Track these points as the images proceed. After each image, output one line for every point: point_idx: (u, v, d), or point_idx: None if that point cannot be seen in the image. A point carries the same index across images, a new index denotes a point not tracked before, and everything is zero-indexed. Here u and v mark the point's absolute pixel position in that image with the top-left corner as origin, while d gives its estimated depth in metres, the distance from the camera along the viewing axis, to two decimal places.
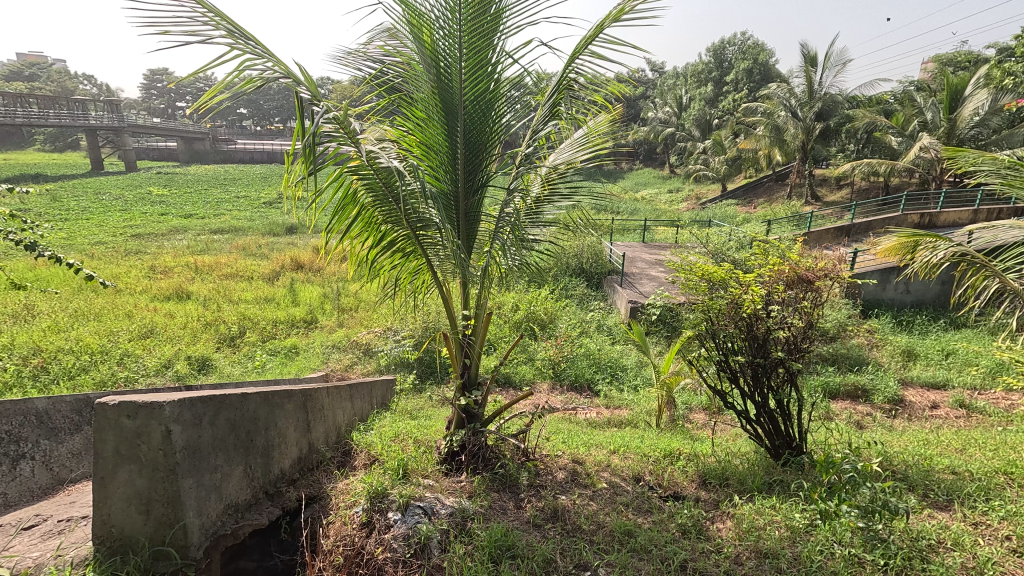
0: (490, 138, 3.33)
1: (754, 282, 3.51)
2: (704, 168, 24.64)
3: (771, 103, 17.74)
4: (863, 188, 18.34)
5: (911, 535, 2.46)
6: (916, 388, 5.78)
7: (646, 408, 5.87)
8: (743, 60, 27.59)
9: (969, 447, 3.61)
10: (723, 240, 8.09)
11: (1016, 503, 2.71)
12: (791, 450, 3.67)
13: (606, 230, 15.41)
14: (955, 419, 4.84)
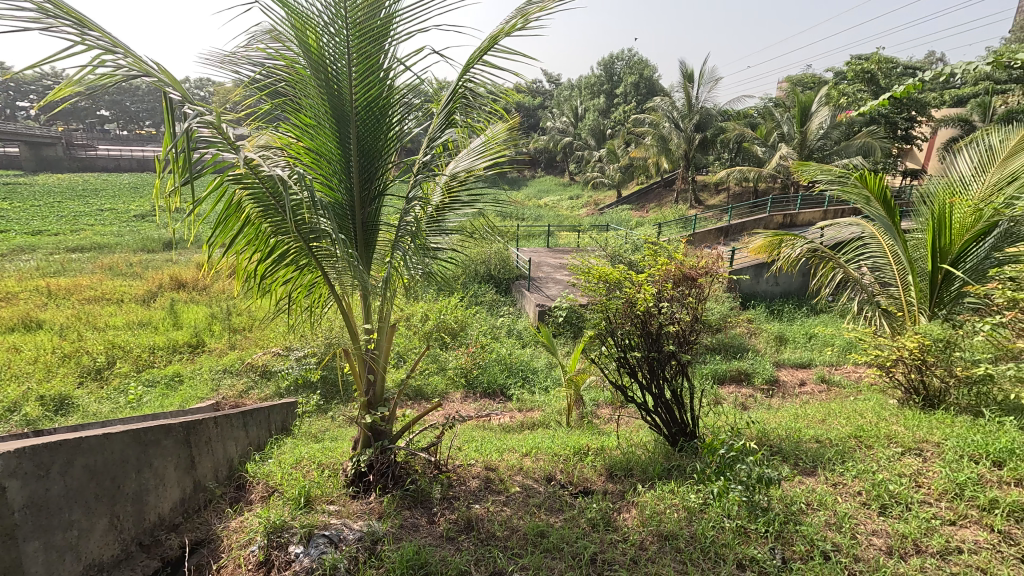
0: (386, 145, 3.25)
1: (645, 282, 3.79)
2: (601, 175, 26.04)
3: (656, 116, 19.20)
4: (737, 192, 20.45)
5: (786, 501, 2.75)
6: (787, 369, 6.52)
7: (557, 408, 6.04)
8: (631, 75, 29.64)
9: (829, 417, 4.13)
10: (620, 243, 8.58)
11: (866, 462, 3.14)
12: (686, 436, 3.97)
13: (513, 236, 15.71)
14: (818, 393, 5.53)
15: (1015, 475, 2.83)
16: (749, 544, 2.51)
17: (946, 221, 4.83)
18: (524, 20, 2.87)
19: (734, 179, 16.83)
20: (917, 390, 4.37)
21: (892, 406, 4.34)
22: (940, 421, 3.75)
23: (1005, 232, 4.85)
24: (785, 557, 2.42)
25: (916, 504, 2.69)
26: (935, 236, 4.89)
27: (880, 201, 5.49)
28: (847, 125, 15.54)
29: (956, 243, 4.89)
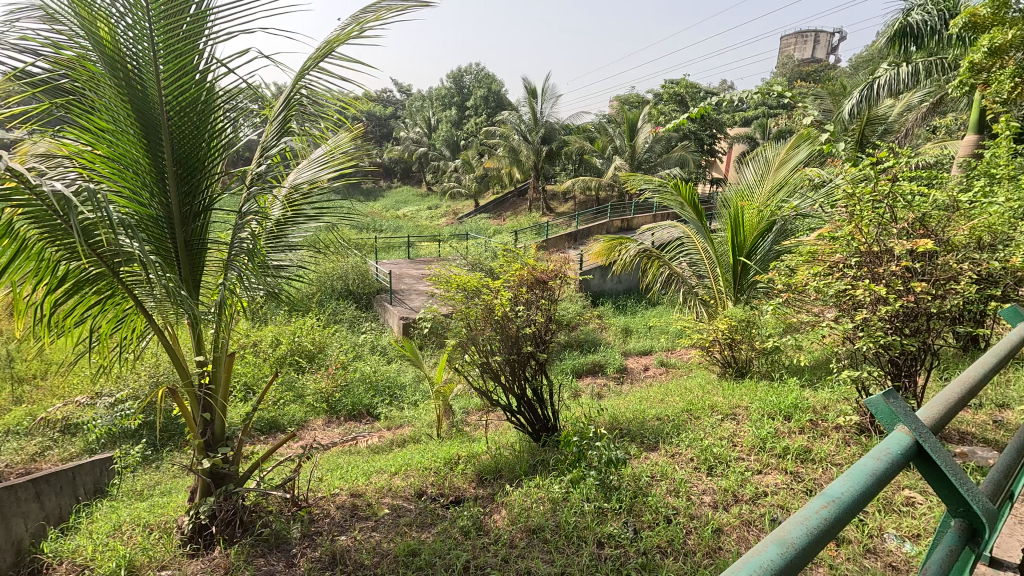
0: (210, 155, 2.92)
1: (502, 287, 4.00)
2: (458, 186, 26.41)
3: (506, 128, 20.07)
4: (583, 200, 22.28)
5: (635, 477, 3.05)
6: (633, 356, 7.26)
7: (427, 421, 5.95)
8: (479, 88, 30.63)
9: (667, 396, 4.69)
10: (479, 251, 8.77)
11: (696, 431, 3.62)
12: (547, 431, 4.20)
13: (372, 248, 15.14)
14: (659, 375, 6.23)
15: (800, 425, 3.50)
16: (606, 522, 2.74)
17: (740, 220, 5.82)
18: (361, 29, 2.79)
19: (579, 187, 18.32)
20: (730, 364, 5.17)
21: (714, 380, 5.07)
22: (748, 388, 4.48)
23: (781, 230, 6.00)
24: (637, 528, 2.68)
25: (733, 460, 3.18)
26: (734, 233, 5.87)
27: (691, 206, 6.47)
28: (666, 140, 17.88)
29: (748, 239, 5.91)
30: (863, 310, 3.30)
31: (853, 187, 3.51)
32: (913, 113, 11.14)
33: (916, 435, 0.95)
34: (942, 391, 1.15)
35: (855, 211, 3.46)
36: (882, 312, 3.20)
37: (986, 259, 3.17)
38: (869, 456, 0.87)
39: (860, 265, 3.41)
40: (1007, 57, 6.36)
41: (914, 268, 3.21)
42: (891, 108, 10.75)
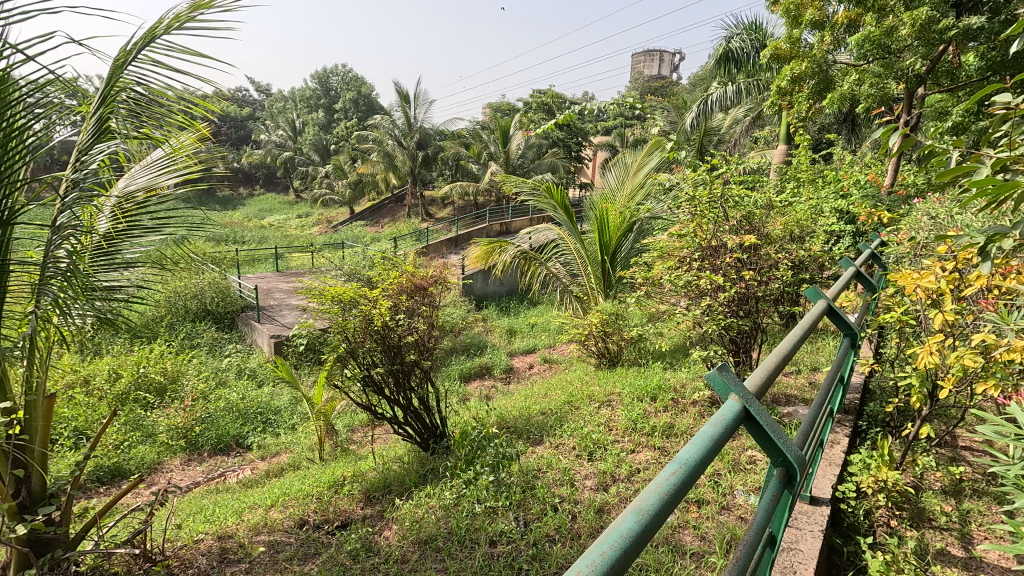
0: (8, 159, 2.37)
1: (380, 296, 3.83)
2: (329, 193, 25.05)
3: (378, 132, 19.48)
4: (462, 205, 22.44)
5: (523, 472, 3.14)
6: (518, 355, 7.47)
7: (307, 445, 5.53)
8: (348, 91, 29.43)
9: (550, 391, 4.90)
10: (356, 259, 8.39)
11: (577, 421, 3.84)
12: (436, 438, 4.17)
13: (233, 262, 13.70)
14: (544, 372, 6.44)
15: (663, 404, 3.88)
16: (497, 520, 2.78)
17: (605, 221, 6.31)
18: (198, 15, 2.54)
19: (458, 192, 18.44)
20: (604, 354, 5.57)
21: (591, 371, 5.41)
22: (620, 375, 4.86)
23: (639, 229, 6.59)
24: (526, 521, 2.77)
25: (609, 443, 3.43)
26: (600, 234, 6.36)
27: (562, 208, 6.92)
28: (537, 147, 18.73)
29: (614, 239, 6.42)
30: (707, 297, 3.77)
31: (694, 190, 3.99)
32: (739, 126, 13.00)
33: (743, 402, 1.10)
34: (762, 362, 1.36)
35: (697, 210, 3.94)
36: (722, 298, 3.68)
37: (795, 249, 3.79)
38: (709, 424, 0.99)
39: (703, 257, 3.89)
40: (802, 82, 7.72)
41: (744, 259, 3.74)
42: (722, 121, 12.48)
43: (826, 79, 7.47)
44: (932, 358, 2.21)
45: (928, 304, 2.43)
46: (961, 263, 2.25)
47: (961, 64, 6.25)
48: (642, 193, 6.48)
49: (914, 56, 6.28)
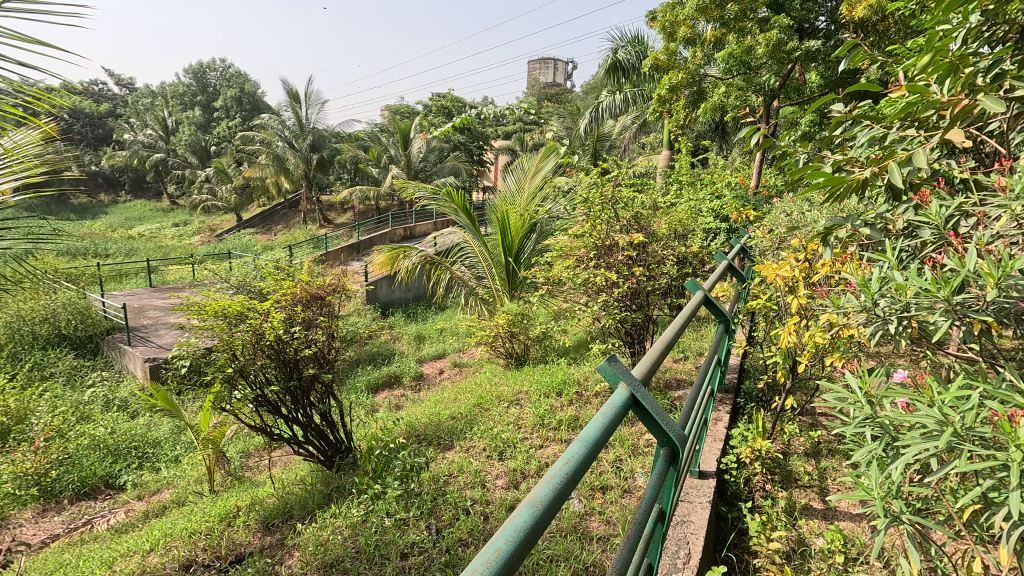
0: None
1: (272, 308, 3.59)
2: (212, 198, 22.89)
3: (266, 133, 18.17)
4: (363, 210, 21.66)
5: (434, 480, 3.10)
6: (428, 361, 7.33)
7: (194, 477, 5.00)
8: (229, 88, 27.15)
9: (459, 394, 4.88)
10: (245, 270, 7.75)
11: (487, 422, 3.87)
12: (341, 454, 3.99)
13: (94, 278, 11.98)
14: (454, 377, 6.37)
15: (569, 398, 4.04)
16: (409, 531, 2.72)
17: (507, 224, 6.42)
18: None
19: (357, 196, 17.74)
20: (511, 354, 5.67)
21: (500, 371, 5.46)
22: (527, 374, 4.97)
23: (540, 231, 6.82)
24: (438, 528, 2.73)
25: (518, 441, 3.49)
26: (503, 236, 6.46)
27: (464, 212, 6.94)
28: (439, 151, 18.59)
29: (516, 241, 6.56)
30: (604, 293, 3.99)
31: (588, 193, 4.20)
32: (628, 132, 13.92)
33: (632, 390, 1.18)
34: (648, 350, 1.47)
35: (591, 211, 4.15)
36: (616, 294, 3.91)
37: (678, 246, 4.14)
38: (599, 412, 1.04)
39: (598, 256, 4.11)
40: (679, 93, 8.45)
41: (634, 256, 4.01)
42: (612, 127, 13.29)
43: (699, 90, 8.25)
44: (791, 337, 2.52)
45: (786, 291, 2.76)
46: (809, 254, 2.59)
47: (805, 81, 7.22)
48: (541, 195, 6.70)
49: (769, 73, 7.17)
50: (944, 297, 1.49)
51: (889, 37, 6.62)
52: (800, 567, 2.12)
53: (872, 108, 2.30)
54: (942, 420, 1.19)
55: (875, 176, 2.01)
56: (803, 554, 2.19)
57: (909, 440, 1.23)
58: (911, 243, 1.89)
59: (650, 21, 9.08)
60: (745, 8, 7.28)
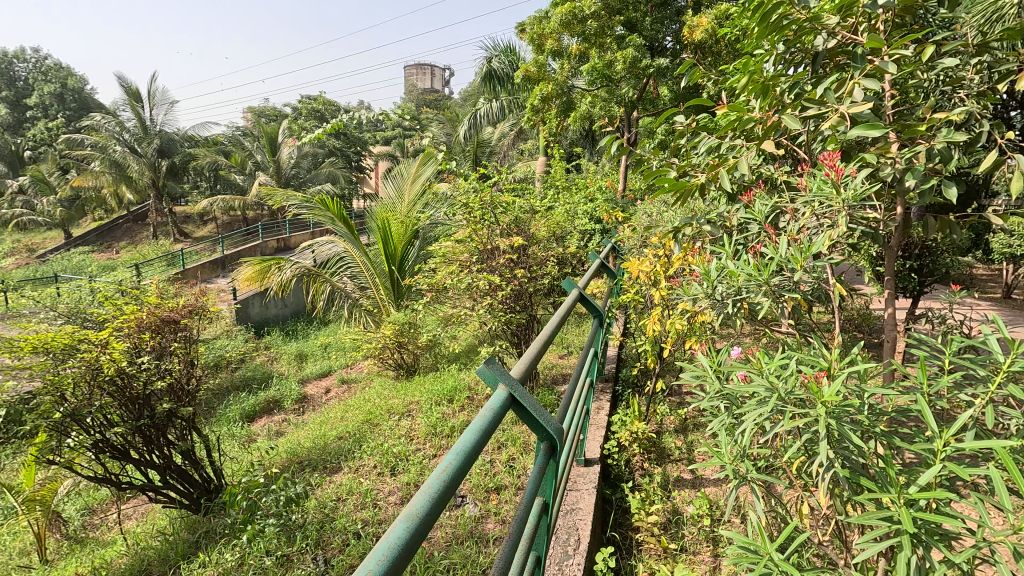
0: None
1: (112, 337, 3.12)
2: (28, 213, 19.22)
3: (99, 136, 15.73)
4: (227, 222, 19.67)
5: (321, 507, 2.92)
6: (312, 381, 6.78)
7: (18, 549, 4.14)
8: (46, 84, 23.09)
9: (346, 411, 4.62)
10: (76, 294, 6.58)
11: (376, 438, 3.72)
12: (209, 494, 3.61)
13: None
14: (342, 395, 5.99)
15: (460, 403, 4.06)
16: (293, 565, 2.52)
17: (388, 231, 6.24)
18: None
19: (219, 206, 16.05)
20: (401, 365, 5.52)
21: (390, 383, 5.27)
22: (418, 384, 4.87)
23: (424, 237, 6.73)
24: (327, 558, 2.56)
25: (411, 453, 3.41)
26: (385, 245, 6.27)
27: (341, 220, 6.66)
28: (312, 156, 17.50)
29: (399, 248, 6.41)
30: (488, 297, 4.05)
31: (467, 198, 4.24)
32: (506, 138, 14.30)
33: (510, 390, 1.20)
34: (526, 350, 1.51)
35: (472, 217, 4.20)
36: (500, 296, 4.01)
37: (556, 247, 4.35)
38: (478, 416, 1.05)
39: (481, 260, 4.17)
40: (550, 103, 8.89)
41: (516, 259, 4.13)
42: (491, 134, 13.59)
43: (568, 100, 8.74)
44: (657, 326, 2.77)
45: (650, 284, 3.04)
46: (667, 250, 2.88)
47: (659, 94, 7.98)
48: (422, 202, 6.65)
49: (628, 86, 7.82)
50: (767, 282, 1.74)
51: (722, 58, 7.60)
52: (675, 534, 2.33)
53: (709, 120, 2.62)
54: (770, 387, 1.39)
55: (712, 180, 2.29)
56: (677, 522, 2.41)
57: (748, 408, 1.41)
58: (744, 237, 2.18)
59: (520, 33, 9.46)
60: (604, 26, 7.86)
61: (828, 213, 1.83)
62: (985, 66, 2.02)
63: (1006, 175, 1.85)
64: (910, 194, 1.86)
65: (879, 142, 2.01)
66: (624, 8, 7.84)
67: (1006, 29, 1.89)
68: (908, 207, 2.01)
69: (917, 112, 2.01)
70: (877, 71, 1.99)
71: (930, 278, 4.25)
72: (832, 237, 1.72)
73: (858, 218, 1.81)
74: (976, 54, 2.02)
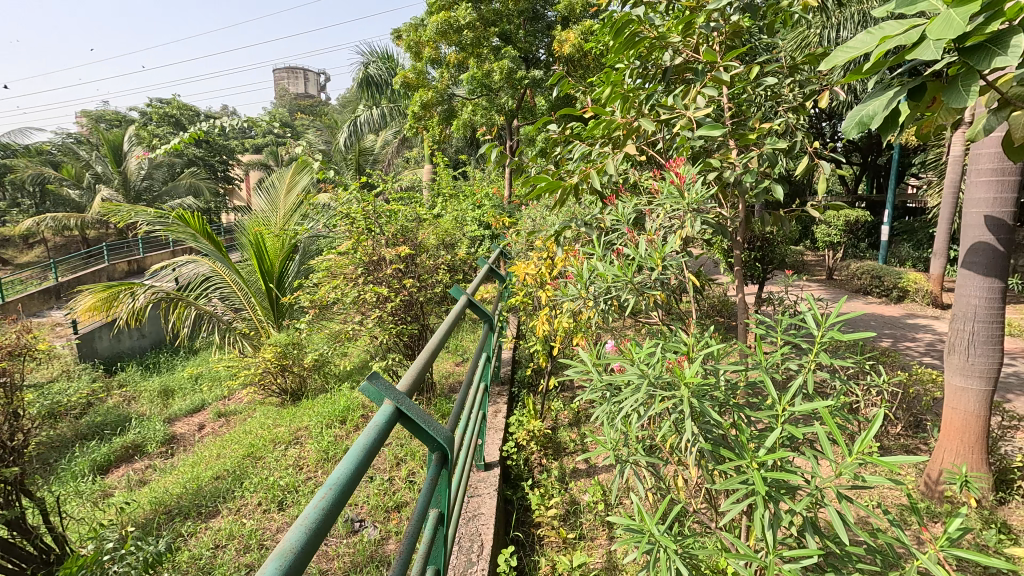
0: None
1: None
2: None
3: None
4: (61, 244, 16.78)
5: (196, 560, 2.60)
6: (182, 418, 5.98)
7: None
8: None
9: (223, 447, 4.15)
10: None
11: (260, 473, 3.40)
12: (49, 567, 3.02)
13: None
14: (218, 430, 5.36)
15: (354, 424, 3.88)
16: None
17: (263, 247, 5.78)
18: None
19: (48, 226, 13.64)
20: (286, 390, 5.12)
21: (274, 411, 4.84)
22: (306, 408, 4.55)
23: (304, 251, 6.34)
24: None
25: (301, 484, 3.18)
26: (259, 262, 5.79)
27: (205, 236, 6.10)
28: (168, 167, 15.61)
29: (276, 264, 5.96)
30: (376, 309, 3.92)
31: (347, 209, 4.07)
32: (390, 147, 13.97)
33: (395, 404, 1.17)
34: (415, 360, 1.48)
35: (355, 228, 4.04)
36: (390, 308, 3.90)
37: (444, 255, 4.35)
38: (362, 434, 0.99)
39: (366, 273, 4.02)
40: (431, 110, 8.86)
41: (403, 269, 4.05)
42: (374, 142, 13.20)
43: (450, 109, 8.78)
44: (545, 326, 2.89)
45: (537, 286, 3.16)
46: (550, 253, 3.02)
47: (536, 104, 8.33)
48: (299, 214, 6.26)
49: (507, 96, 8.07)
50: (632, 278, 1.91)
51: (591, 72, 8.15)
52: (574, 524, 2.43)
53: (577, 129, 2.80)
54: (642, 373, 1.51)
55: (584, 185, 2.43)
56: (575, 512, 2.51)
57: (625, 396, 1.52)
58: (616, 236, 2.35)
59: (395, 39, 9.32)
60: (479, 36, 8.03)
61: (680, 214, 2.05)
62: (795, 84, 2.39)
63: (816, 176, 2.20)
64: (747, 193, 2.14)
65: (720, 149, 2.29)
66: (498, 20, 8.07)
67: (808, 55, 2.26)
68: (746, 205, 2.31)
69: (747, 123, 2.33)
70: (714, 86, 2.26)
71: (771, 266, 4.92)
72: (685, 234, 1.92)
73: (706, 217, 2.05)
74: (788, 74, 2.39)
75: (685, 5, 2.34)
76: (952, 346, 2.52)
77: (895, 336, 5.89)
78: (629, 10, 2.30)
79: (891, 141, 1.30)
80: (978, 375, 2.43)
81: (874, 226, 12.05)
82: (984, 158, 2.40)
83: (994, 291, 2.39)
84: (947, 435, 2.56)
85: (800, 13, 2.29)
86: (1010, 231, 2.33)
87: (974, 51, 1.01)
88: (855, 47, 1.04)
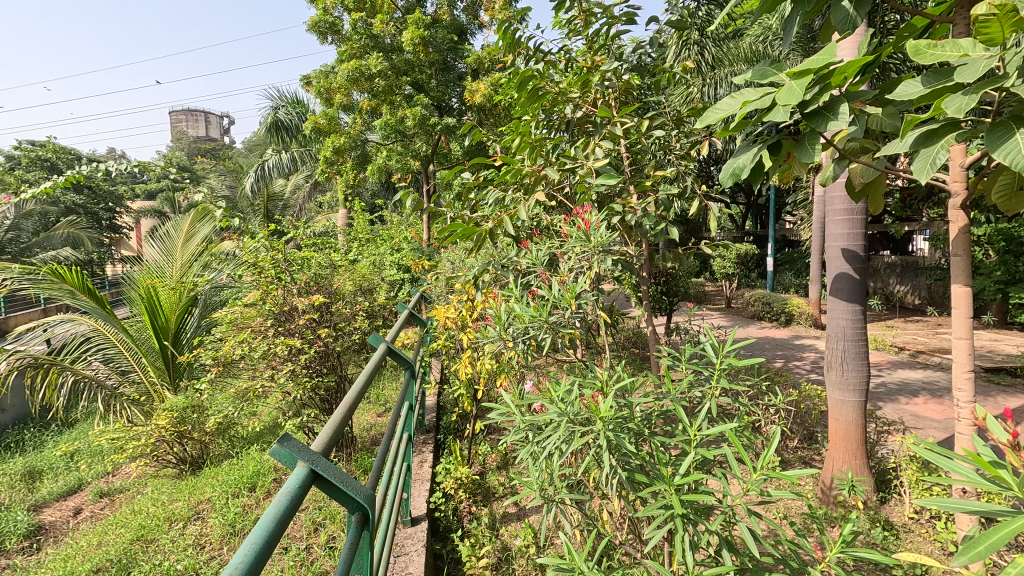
0: None
1: None
2: None
3: None
4: None
5: None
6: (51, 504, 5.12)
7: None
8: None
9: (104, 533, 3.58)
10: None
11: (152, 558, 2.99)
12: None
13: None
14: (99, 514, 4.67)
15: (265, 491, 3.59)
16: None
17: (156, 301, 5.27)
18: None
19: None
20: (184, 459, 4.62)
21: (170, 484, 4.33)
22: (209, 477, 4.12)
23: (204, 303, 5.88)
24: None
25: (203, 566, 2.85)
26: (151, 318, 5.27)
27: (85, 293, 5.49)
28: (39, 215, 13.90)
29: (172, 319, 5.46)
30: (289, 363, 3.71)
31: (255, 257, 3.84)
32: (301, 191, 13.51)
33: (310, 465, 1.10)
34: (333, 416, 1.40)
35: (262, 277, 3.79)
36: (304, 360, 3.71)
37: (362, 301, 4.25)
38: (274, 502, 0.92)
39: (277, 324, 3.79)
40: (344, 155, 8.74)
41: (318, 318, 3.88)
42: (283, 186, 12.69)
43: (363, 153, 8.73)
44: (468, 368, 2.87)
45: (458, 329, 3.17)
46: (470, 295, 3.04)
47: (451, 149, 8.52)
48: (199, 264, 5.82)
49: (421, 142, 8.18)
50: (548, 318, 1.99)
51: (502, 120, 8.53)
52: (506, 572, 2.36)
53: (490, 175, 2.89)
54: (560, 412, 1.56)
55: (498, 229, 2.51)
56: (507, 559, 2.44)
57: (548, 435, 1.55)
58: (531, 278, 2.44)
59: (305, 84, 9.21)
60: (391, 84, 8.19)
61: (587, 256, 2.19)
62: (683, 135, 2.66)
63: (706, 217, 2.43)
64: (648, 234, 2.32)
65: (622, 194, 2.47)
66: (410, 69, 8.26)
67: (691, 109, 2.54)
68: (648, 244, 2.49)
69: (643, 169, 2.55)
70: (612, 137, 2.47)
71: (675, 298, 5.31)
72: (590, 276, 2.04)
73: (612, 257, 2.20)
74: (675, 126, 2.66)
75: (582, 63, 2.55)
76: (829, 363, 2.83)
77: (786, 356, 6.52)
78: (532, 66, 2.48)
79: (761, 186, 1.48)
80: (853, 388, 2.75)
81: (761, 258, 13.40)
82: (836, 200, 2.80)
83: (857, 313, 2.74)
84: (834, 444, 2.84)
85: (681, 74, 2.59)
86: (863, 260, 2.71)
87: (814, 115, 1.20)
88: (723, 108, 1.20)
